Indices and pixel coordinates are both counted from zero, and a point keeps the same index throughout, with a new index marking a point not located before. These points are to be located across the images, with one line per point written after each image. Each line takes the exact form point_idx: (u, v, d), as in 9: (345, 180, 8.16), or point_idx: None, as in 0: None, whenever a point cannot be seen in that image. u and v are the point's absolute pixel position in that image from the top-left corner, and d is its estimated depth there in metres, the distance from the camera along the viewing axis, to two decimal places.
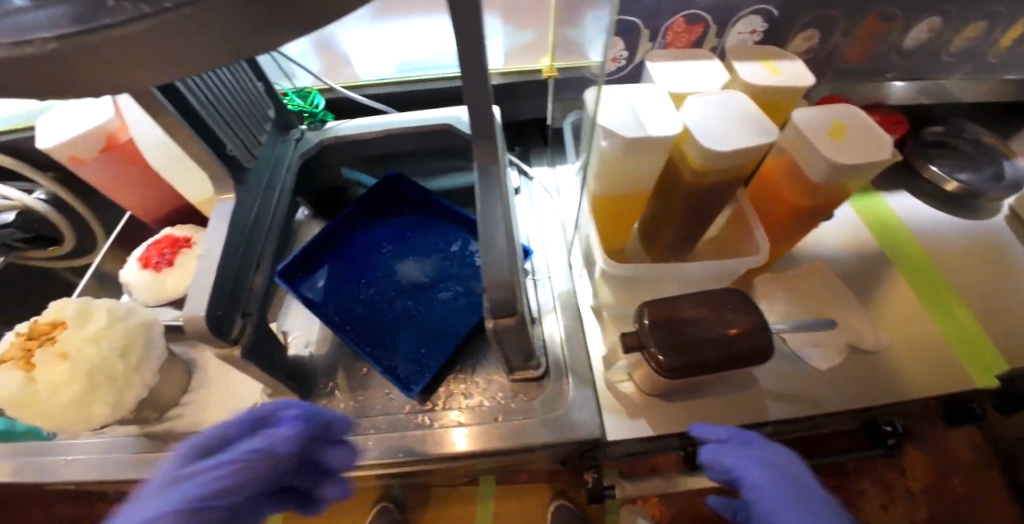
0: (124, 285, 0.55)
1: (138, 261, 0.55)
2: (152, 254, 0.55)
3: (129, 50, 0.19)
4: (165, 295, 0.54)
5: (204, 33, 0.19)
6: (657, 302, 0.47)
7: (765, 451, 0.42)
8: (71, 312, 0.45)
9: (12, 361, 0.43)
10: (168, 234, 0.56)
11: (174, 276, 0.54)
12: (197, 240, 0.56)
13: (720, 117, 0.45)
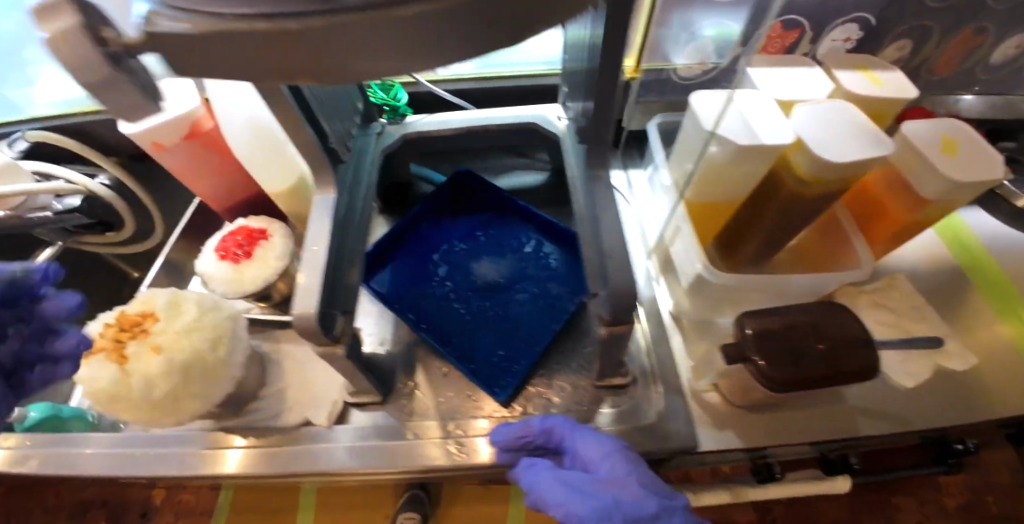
0: (201, 276, 0.54)
1: (215, 252, 0.54)
2: (229, 244, 0.55)
3: (371, 42, 0.18)
4: (242, 289, 0.53)
5: (448, 27, 0.18)
6: (758, 313, 0.46)
7: (594, 459, 0.41)
8: (162, 303, 0.43)
9: (99, 353, 0.40)
10: (244, 225, 0.56)
11: (253, 268, 0.54)
12: (274, 233, 0.55)
13: (833, 127, 0.44)
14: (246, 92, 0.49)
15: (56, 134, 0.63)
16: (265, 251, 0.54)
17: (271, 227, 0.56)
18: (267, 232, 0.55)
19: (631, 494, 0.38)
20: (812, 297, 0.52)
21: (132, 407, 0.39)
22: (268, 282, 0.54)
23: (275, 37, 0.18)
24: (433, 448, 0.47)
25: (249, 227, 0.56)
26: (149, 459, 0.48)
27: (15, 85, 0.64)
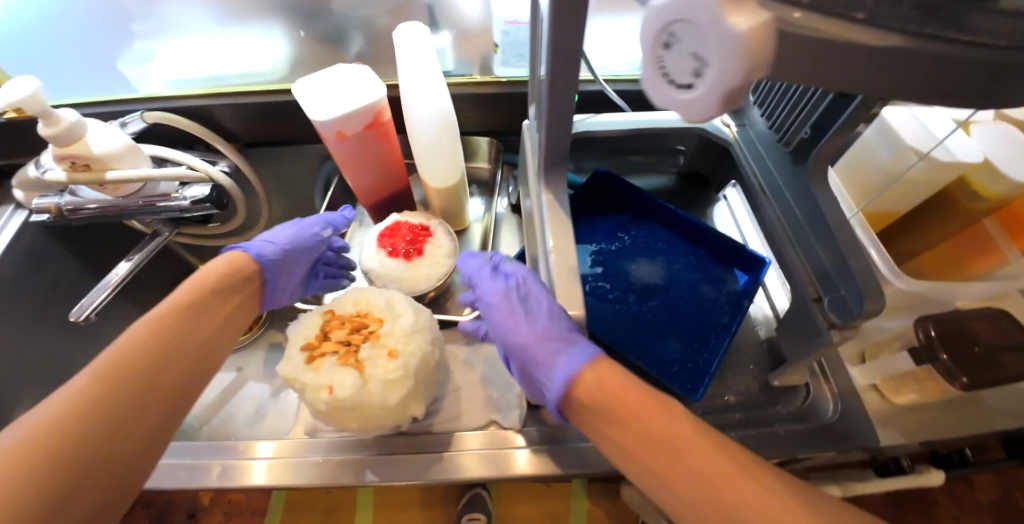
0: (367, 273, 0.52)
1: (382, 250, 0.52)
2: (394, 240, 0.53)
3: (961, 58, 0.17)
4: (417, 287, 0.51)
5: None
6: (939, 317, 0.48)
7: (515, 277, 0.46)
8: (379, 303, 0.41)
9: (330, 356, 0.38)
10: (402, 221, 0.54)
11: (426, 264, 0.52)
12: (436, 229, 0.54)
13: (1012, 145, 0.47)
14: (440, 84, 0.47)
15: (180, 116, 0.56)
16: (434, 249, 0.53)
17: (434, 224, 0.54)
18: (429, 227, 0.54)
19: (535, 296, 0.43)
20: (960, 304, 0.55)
21: (367, 414, 0.37)
22: (439, 280, 0.52)
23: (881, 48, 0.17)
24: None
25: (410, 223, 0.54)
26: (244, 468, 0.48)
27: (130, 63, 0.58)
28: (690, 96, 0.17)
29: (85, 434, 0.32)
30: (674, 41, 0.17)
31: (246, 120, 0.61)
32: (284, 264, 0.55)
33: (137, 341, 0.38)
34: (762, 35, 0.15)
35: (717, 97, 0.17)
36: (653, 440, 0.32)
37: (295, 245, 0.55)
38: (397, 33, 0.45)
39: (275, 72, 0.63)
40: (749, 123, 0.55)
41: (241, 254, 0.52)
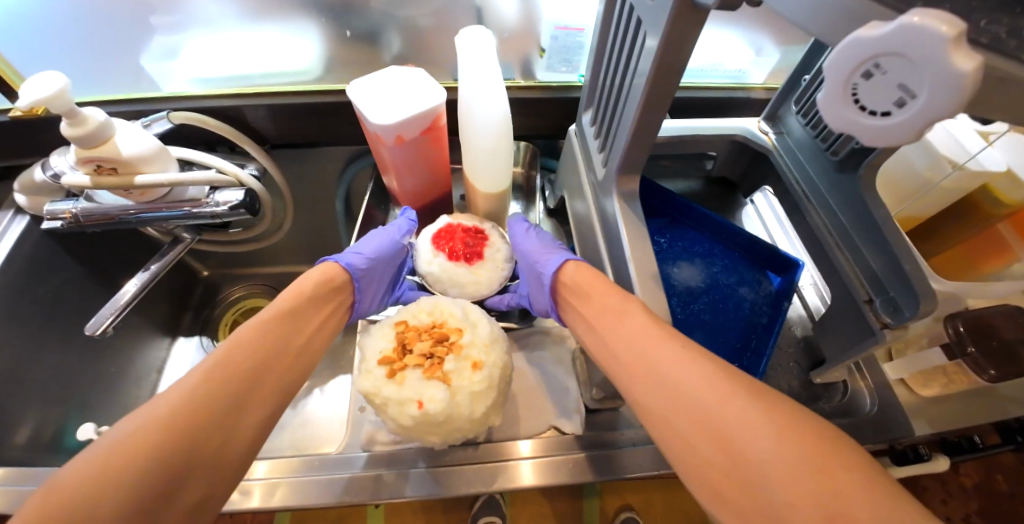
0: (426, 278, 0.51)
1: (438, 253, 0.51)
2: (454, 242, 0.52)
3: None
4: (478, 291, 0.50)
5: None
6: (970, 314, 0.51)
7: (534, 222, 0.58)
8: (456, 313, 0.40)
9: (413, 370, 0.37)
10: (459, 224, 0.53)
11: (487, 267, 0.51)
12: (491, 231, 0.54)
13: None
14: (500, 88, 0.46)
15: (207, 117, 0.53)
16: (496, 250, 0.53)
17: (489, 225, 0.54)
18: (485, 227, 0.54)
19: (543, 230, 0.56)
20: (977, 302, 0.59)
21: (452, 428, 0.37)
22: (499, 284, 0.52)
23: None
24: None
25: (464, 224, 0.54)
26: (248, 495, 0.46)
27: (154, 58, 0.55)
28: (883, 122, 0.19)
29: (203, 430, 0.32)
30: (874, 72, 0.18)
31: (279, 122, 0.58)
32: (374, 272, 0.55)
33: (246, 341, 0.39)
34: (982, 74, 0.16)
35: (920, 126, 0.18)
36: (664, 368, 0.34)
37: (382, 253, 0.56)
38: (460, 38, 0.44)
39: (309, 70, 0.60)
40: (788, 131, 0.56)
41: (334, 268, 0.51)
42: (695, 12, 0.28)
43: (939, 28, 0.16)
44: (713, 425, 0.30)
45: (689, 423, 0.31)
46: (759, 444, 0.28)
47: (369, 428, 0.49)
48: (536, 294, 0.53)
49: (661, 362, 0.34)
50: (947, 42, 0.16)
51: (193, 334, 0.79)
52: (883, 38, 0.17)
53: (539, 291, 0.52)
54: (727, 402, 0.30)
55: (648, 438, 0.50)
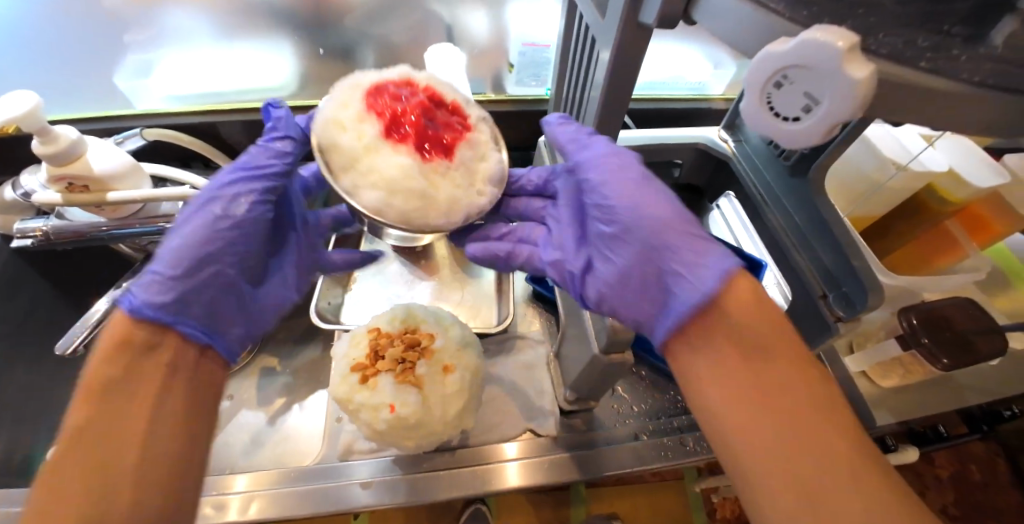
0: (332, 149, 0.40)
1: (376, 126, 0.41)
2: (399, 117, 0.42)
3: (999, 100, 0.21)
4: (432, 218, 0.40)
5: None
6: (921, 308, 0.54)
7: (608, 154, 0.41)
8: (428, 319, 0.41)
9: (386, 374, 0.38)
10: (423, 99, 0.43)
11: (445, 182, 0.41)
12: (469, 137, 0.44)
13: (970, 158, 0.55)
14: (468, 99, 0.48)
15: (182, 134, 0.54)
16: (465, 157, 0.43)
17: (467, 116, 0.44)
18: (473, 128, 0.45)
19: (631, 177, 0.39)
20: (932, 296, 0.62)
21: (426, 432, 0.37)
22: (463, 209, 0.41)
23: (951, 88, 0.20)
24: (668, 448, 0.50)
25: (440, 99, 0.45)
26: (224, 510, 0.45)
27: (128, 76, 0.55)
28: (798, 125, 0.21)
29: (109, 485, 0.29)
30: (785, 82, 0.20)
31: (255, 137, 0.58)
32: (207, 282, 0.38)
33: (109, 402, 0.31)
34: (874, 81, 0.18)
35: (827, 127, 0.20)
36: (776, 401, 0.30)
37: (203, 247, 0.38)
38: (429, 55, 0.47)
39: (283, 86, 0.61)
40: (745, 139, 0.59)
41: (132, 324, 0.34)
42: (639, 30, 0.30)
43: (835, 43, 0.18)
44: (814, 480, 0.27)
45: (783, 472, 0.28)
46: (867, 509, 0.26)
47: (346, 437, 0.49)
48: (624, 290, 0.38)
49: (776, 391, 0.30)
50: (841, 55, 0.18)
51: None
52: (790, 52, 0.19)
53: (637, 291, 0.38)
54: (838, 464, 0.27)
55: (623, 437, 0.51)
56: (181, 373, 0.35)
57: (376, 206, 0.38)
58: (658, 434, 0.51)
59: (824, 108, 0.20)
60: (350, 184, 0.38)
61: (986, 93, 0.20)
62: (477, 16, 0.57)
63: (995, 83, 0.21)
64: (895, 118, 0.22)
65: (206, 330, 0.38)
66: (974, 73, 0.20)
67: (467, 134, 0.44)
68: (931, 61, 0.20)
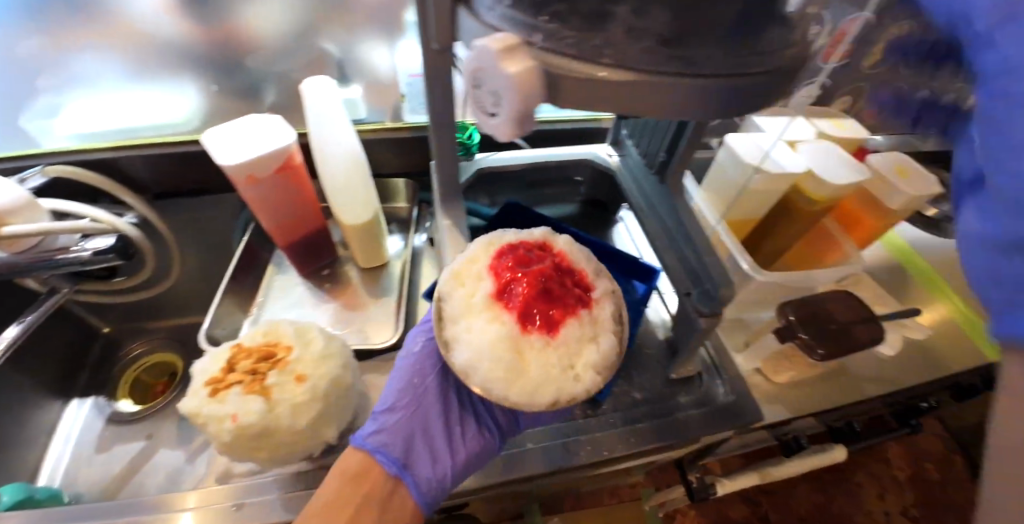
0: (444, 299, 0.41)
1: (489, 286, 0.40)
2: (512, 281, 0.40)
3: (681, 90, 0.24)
4: (528, 397, 0.36)
5: (733, 74, 0.25)
6: (796, 304, 0.58)
7: None
8: (289, 332, 0.43)
9: (235, 387, 0.38)
10: (549, 264, 0.41)
11: (555, 353, 0.38)
12: (596, 304, 0.41)
13: (829, 159, 0.58)
14: (348, 126, 0.51)
15: (84, 169, 0.56)
16: (569, 336, 0.38)
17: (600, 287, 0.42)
18: (578, 315, 0.39)
19: None
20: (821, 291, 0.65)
21: (275, 440, 0.38)
22: (553, 384, 0.37)
23: (627, 81, 0.23)
24: (550, 453, 0.51)
25: (568, 266, 0.43)
26: None
27: (34, 116, 0.58)
28: (497, 120, 0.23)
29: None
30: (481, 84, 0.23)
31: (157, 171, 0.62)
32: (413, 438, 0.49)
33: None
34: (534, 74, 0.21)
35: (509, 121, 0.22)
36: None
37: (410, 410, 0.50)
38: (303, 86, 0.50)
39: (184, 123, 0.63)
40: (628, 153, 0.63)
41: (370, 459, 0.46)
42: (435, 53, 0.33)
43: (486, 44, 0.20)
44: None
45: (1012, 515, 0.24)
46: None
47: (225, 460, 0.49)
48: None
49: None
50: (493, 54, 0.20)
51: (88, 396, 0.78)
52: (470, 56, 0.22)
53: None
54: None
55: (514, 442, 0.52)
56: (393, 506, 0.45)
57: (462, 367, 0.37)
58: (541, 439, 0.52)
59: (504, 101, 0.22)
60: (448, 335, 0.39)
61: (655, 83, 0.23)
62: (380, 52, 0.61)
63: (670, 73, 0.24)
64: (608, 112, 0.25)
65: (402, 464, 0.46)
66: (648, 66, 0.24)
67: (580, 311, 0.40)
68: (614, 64, 0.23)
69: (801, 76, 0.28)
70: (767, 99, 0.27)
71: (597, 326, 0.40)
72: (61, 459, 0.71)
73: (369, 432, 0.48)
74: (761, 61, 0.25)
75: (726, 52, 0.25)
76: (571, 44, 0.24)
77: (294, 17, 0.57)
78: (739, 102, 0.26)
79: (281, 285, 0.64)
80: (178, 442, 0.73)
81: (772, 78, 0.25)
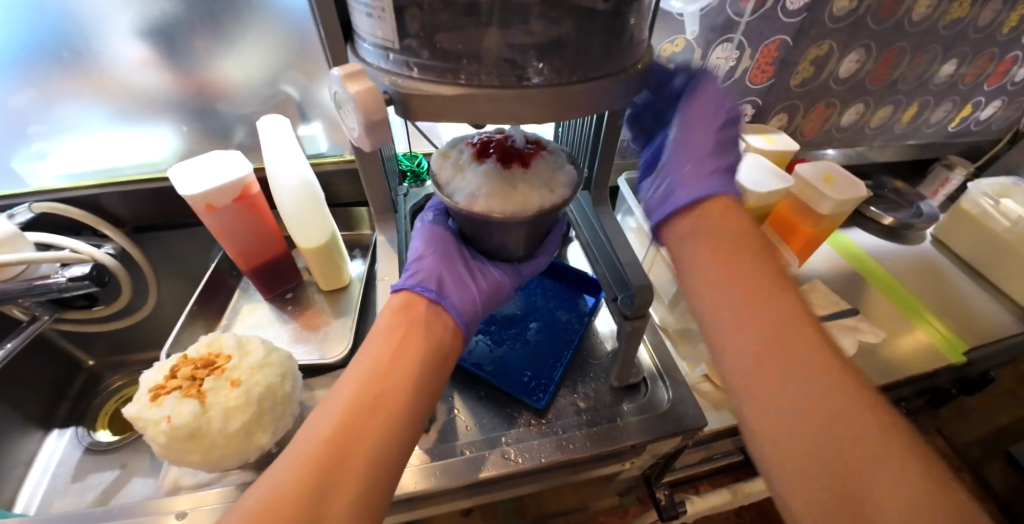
0: (435, 172, 0.47)
1: (472, 151, 0.47)
2: (487, 147, 0.48)
3: (523, 101, 0.30)
4: (526, 204, 0.43)
5: (566, 89, 0.30)
6: None
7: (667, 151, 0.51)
8: (230, 343, 0.46)
9: (174, 391, 0.42)
10: (514, 137, 0.50)
11: (533, 177, 0.45)
12: (552, 150, 0.49)
13: (753, 169, 0.61)
14: (302, 160, 0.57)
15: (72, 209, 0.63)
16: (539, 167, 0.46)
17: (552, 144, 0.50)
18: (540, 156, 0.47)
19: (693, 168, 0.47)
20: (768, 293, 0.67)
21: (207, 442, 0.40)
22: (541, 200, 0.44)
23: (473, 95, 0.29)
24: (490, 461, 0.52)
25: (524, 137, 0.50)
26: None
27: (23, 159, 0.66)
28: (356, 134, 0.30)
29: (341, 455, 0.37)
30: (343, 107, 0.31)
31: (132, 205, 0.71)
32: (444, 277, 0.50)
33: (364, 405, 0.39)
34: (370, 93, 0.28)
35: (362, 131, 0.29)
36: (750, 278, 0.41)
37: (439, 255, 0.51)
38: (259, 124, 0.55)
39: (164, 161, 0.71)
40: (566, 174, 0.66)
41: (412, 297, 0.48)
42: None
43: (336, 73, 0.29)
44: (841, 418, 0.34)
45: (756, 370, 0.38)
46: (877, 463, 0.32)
47: (175, 474, 0.51)
48: (688, 180, 0.47)
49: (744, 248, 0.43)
50: (340, 78, 0.28)
51: (68, 427, 0.81)
52: (334, 88, 0.30)
53: (692, 176, 0.47)
54: (828, 472, 0.33)
55: (459, 449, 0.53)
56: (438, 328, 0.47)
57: (465, 200, 0.43)
58: (481, 448, 0.53)
59: (352, 115, 0.29)
60: (447, 191, 0.45)
61: (495, 95, 0.29)
62: None
63: (503, 86, 0.29)
64: (460, 119, 0.31)
65: (436, 292, 0.48)
66: (484, 82, 0.30)
67: (541, 155, 0.48)
68: (463, 83, 0.29)
69: (633, 82, 0.34)
70: (603, 101, 0.32)
71: (560, 160, 0.48)
72: (36, 490, 0.73)
73: (406, 278, 0.49)
74: (590, 68, 0.31)
75: (559, 60, 0.30)
76: (422, 66, 0.30)
77: (263, 68, 0.65)
78: (577, 111, 0.32)
79: (246, 309, 0.67)
80: (150, 471, 0.75)
81: (599, 82, 0.31)
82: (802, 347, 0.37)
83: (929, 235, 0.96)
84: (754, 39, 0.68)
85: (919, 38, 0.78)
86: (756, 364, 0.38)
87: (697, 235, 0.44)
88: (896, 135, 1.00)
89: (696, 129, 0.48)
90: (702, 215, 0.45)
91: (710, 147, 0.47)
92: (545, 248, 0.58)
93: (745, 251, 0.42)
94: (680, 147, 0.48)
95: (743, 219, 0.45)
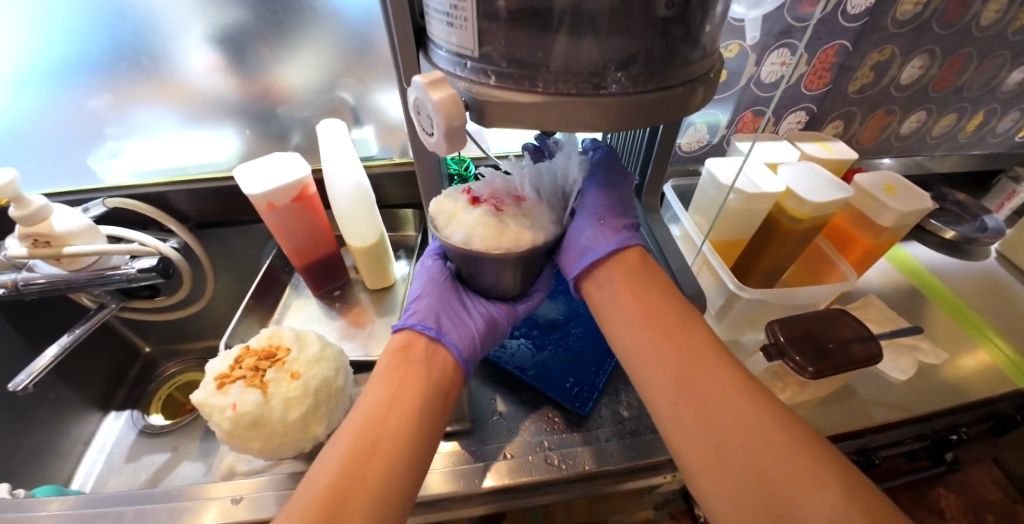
0: (432, 218, 0.47)
1: (465, 197, 0.48)
2: (481, 192, 0.48)
3: (600, 107, 0.30)
4: (520, 242, 0.44)
5: (643, 95, 0.30)
6: (784, 321, 0.57)
7: (592, 190, 0.54)
8: (289, 335, 0.48)
9: (238, 380, 0.44)
10: (504, 180, 0.50)
11: (521, 220, 0.46)
12: (538, 194, 0.50)
13: (810, 180, 0.59)
14: (357, 164, 0.58)
15: (141, 204, 0.67)
16: (529, 212, 0.48)
17: (547, 188, 0.51)
18: (527, 196, 0.49)
19: (605, 217, 0.52)
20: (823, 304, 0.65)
21: (268, 430, 0.42)
22: (532, 241, 0.45)
23: (551, 102, 0.30)
24: (531, 464, 0.52)
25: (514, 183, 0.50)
26: None
27: (98, 157, 0.71)
28: (434, 139, 0.32)
29: (347, 492, 0.37)
30: (419, 112, 0.33)
31: (196, 203, 0.75)
32: (442, 316, 0.51)
33: (364, 443, 0.40)
34: (453, 98, 0.29)
35: (441, 136, 0.30)
36: (681, 329, 0.46)
37: (436, 295, 0.53)
38: (319, 131, 0.57)
39: (225, 162, 0.76)
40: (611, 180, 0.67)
41: (412, 335, 0.49)
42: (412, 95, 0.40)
43: (418, 81, 0.30)
44: (763, 440, 0.37)
45: (690, 409, 0.41)
46: (799, 476, 0.35)
47: (231, 459, 0.54)
48: (606, 227, 0.52)
49: (675, 301, 0.48)
50: (423, 86, 0.30)
51: (124, 410, 0.85)
52: (414, 94, 0.32)
53: (608, 223, 0.52)
54: (755, 502, 0.36)
55: (494, 452, 0.53)
56: (438, 366, 0.47)
57: (460, 241, 0.44)
58: (519, 452, 0.53)
59: (428, 118, 0.31)
60: (444, 234, 0.46)
61: (574, 102, 0.30)
62: (387, 98, 0.71)
63: (579, 93, 0.30)
64: (534, 125, 0.31)
65: (434, 329, 0.49)
66: (562, 89, 0.30)
67: (527, 201, 0.49)
68: (543, 89, 0.30)
69: (705, 89, 0.33)
70: (676, 110, 0.32)
71: (547, 204, 0.50)
72: (93, 468, 0.77)
73: (407, 317, 0.51)
74: (665, 76, 0.31)
75: (634, 67, 0.30)
76: (500, 74, 0.31)
77: (321, 74, 0.68)
78: (652, 119, 0.32)
79: (296, 305, 0.70)
80: (199, 455, 0.77)
81: (673, 91, 0.31)
82: (728, 386, 0.41)
83: (993, 250, 0.89)
84: (812, 45, 0.66)
85: (987, 44, 0.74)
86: (680, 407, 0.42)
87: (614, 283, 0.49)
88: (960, 145, 0.95)
89: (609, 189, 0.54)
90: (618, 263, 0.50)
91: (616, 203, 0.54)
92: (539, 284, 0.58)
93: (672, 302, 0.48)
94: (588, 203, 0.53)
95: (649, 266, 0.51)
